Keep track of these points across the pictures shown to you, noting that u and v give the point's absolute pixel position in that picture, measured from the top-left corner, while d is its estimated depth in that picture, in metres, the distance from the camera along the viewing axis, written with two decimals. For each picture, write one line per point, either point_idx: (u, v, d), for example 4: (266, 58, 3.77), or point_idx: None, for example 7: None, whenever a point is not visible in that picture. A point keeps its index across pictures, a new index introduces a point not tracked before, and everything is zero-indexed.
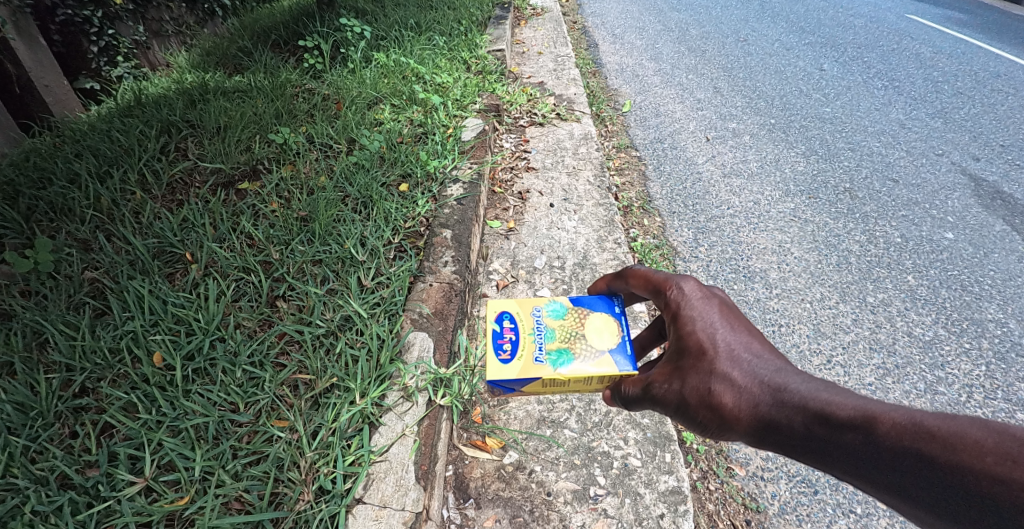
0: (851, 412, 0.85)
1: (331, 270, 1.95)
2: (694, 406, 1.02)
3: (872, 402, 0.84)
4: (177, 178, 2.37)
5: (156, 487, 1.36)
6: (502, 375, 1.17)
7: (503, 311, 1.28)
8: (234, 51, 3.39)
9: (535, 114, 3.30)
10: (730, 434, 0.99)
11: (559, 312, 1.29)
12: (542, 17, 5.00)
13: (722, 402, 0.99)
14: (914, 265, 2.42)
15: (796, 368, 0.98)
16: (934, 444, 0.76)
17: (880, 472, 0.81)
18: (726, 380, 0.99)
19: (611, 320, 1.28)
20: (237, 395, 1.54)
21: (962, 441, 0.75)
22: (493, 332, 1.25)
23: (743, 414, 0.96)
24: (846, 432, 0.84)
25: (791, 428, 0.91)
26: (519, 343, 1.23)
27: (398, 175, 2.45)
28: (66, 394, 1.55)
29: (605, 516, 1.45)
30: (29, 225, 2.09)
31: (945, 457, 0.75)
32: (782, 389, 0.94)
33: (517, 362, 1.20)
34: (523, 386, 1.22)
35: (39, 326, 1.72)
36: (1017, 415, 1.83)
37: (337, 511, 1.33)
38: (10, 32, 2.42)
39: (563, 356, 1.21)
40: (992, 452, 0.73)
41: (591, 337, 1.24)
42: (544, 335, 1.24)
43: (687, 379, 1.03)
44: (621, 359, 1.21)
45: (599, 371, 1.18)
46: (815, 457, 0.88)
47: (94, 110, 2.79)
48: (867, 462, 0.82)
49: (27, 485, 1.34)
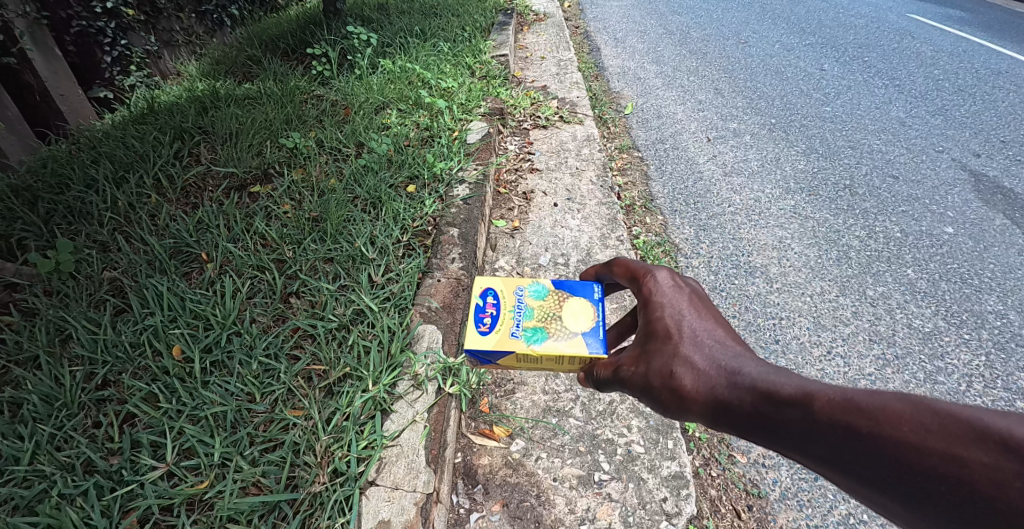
0: (793, 390, 0.86)
1: (342, 267, 2.01)
2: (656, 388, 1.02)
3: (813, 381, 0.86)
4: (191, 182, 2.45)
5: (177, 472, 1.42)
6: (480, 345, 1.24)
7: (488, 288, 1.35)
8: (244, 59, 3.48)
9: (539, 117, 3.37)
10: (688, 415, 0.99)
11: (540, 293, 1.36)
12: (544, 22, 5.08)
13: (682, 384, 0.98)
14: (914, 259, 2.46)
15: (752, 353, 0.98)
16: (861, 417, 0.78)
17: (817, 446, 0.82)
18: (688, 363, 0.99)
19: (588, 305, 1.32)
20: (253, 386, 1.60)
21: (884, 413, 0.76)
22: (476, 306, 1.32)
23: (701, 396, 0.96)
24: (789, 409, 0.85)
25: (742, 409, 0.91)
26: (498, 318, 1.30)
27: (405, 177, 2.52)
28: (89, 386, 1.61)
29: (609, 500, 1.49)
30: (49, 228, 2.17)
31: (871, 430, 0.77)
32: (737, 372, 0.94)
33: (494, 334, 1.27)
34: (499, 359, 1.29)
35: (61, 322, 1.79)
36: (1017, 403, 1.86)
37: (351, 493, 1.38)
38: (28, 44, 2.52)
39: (537, 333, 1.27)
40: (910, 423, 0.74)
41: (566, 320, 1.29)
42: (523, 313, 1.31)
43: (652, 362, 1.03)
44: (592, 342, 1.25)
45: (571, 350, 1.23)
46: (761, 435, 0.89)
47: (108, 118, 2.87)
48: (807, 437, 0.83)
49: (54, 471, 1.41)
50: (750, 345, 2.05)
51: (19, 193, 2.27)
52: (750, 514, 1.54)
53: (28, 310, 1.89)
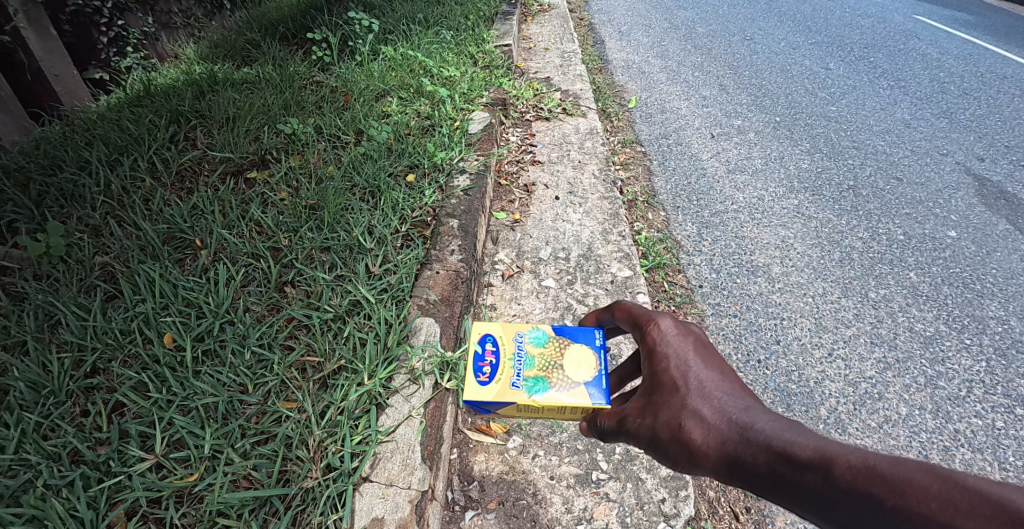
0: (811, 452, 0.83)
1: (339, 257, 1.97)
2: (666, 441, 0.98)
3: (831, 443, 0.82)
4: (186, 166, 2.39)
5: (166, 464, 1.39)
6: (479, 397, 1.20)
7: (487, 334, 1.31)
8: (243, 43, 3.41)
9: (541, 109, 3.32)
10: (699, 470, 0.95)
11: (541, 340, 1.31)
12: (548, 13, 5.01)
13: (692, 438, 0.95)
14: (916, 262, 2.44)
15: (764, 406, 0.95)
16: (885, 488, 0.74)
17: (838, 513, 0.79)
18: (697, 416, 0.96)
19: (590, 353, 1.27)
20: (246, 376, 1.57)
21: (908, 486, 0.73)
22: (474, 354, 1.27)
23: (712, 451, 0.92)
24: (806, 472, 0.82)
25: (755, 467, 0.88)
26: (498, 367, 1.25)
27: (404, 166, 2.46)
28: (78, 373, 1.57)
29: (607, 500, 1.47)
30: (41, 211, 2.12)
31: (894, 501, 0.73)
32: (748, 427, 0.91)
33: (495, 385, 1.22)
34: (499, 409, 1.24)
35: (50, 308, 1.74)
36: (1017, 411, 1.84)
37: (344, 489, 1.36)
38: (23, 22, 2.44)
39: (539, 384, 1.22)
40: (936, 498, 0.71)
41: (568, 368, 1.25)
42: (524, 362, 1.26)
43: (659, 414, 1.00)
44: (594, 392, 1.20)
45: (573, 401, 1.19)
46: (776, 496, 0.86)
47: (104, 100, 2.80)
48: (824, 503, 0.80)
49: (39, 461, 1.37)
50: (751, 345, 2.03)
51: (11, 174, 2.21)
52: (748, 516, 1.52)
53: (18, 293, 1.85)
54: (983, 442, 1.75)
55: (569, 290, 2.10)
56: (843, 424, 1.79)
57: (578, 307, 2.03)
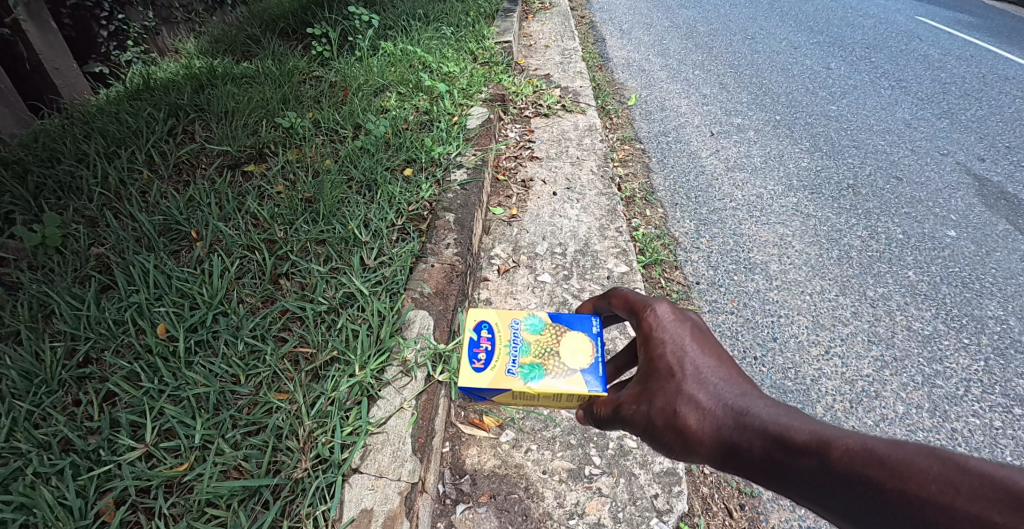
0: (808, 436, 0.82)
1: (335, 250, 1.96)
2: (660, 428, 0.97)
3: (828, 427, 0.82)
4: (184, 159, 2.38)
5: (156, 454, 1.39)
6: (473, 383, 1.19)
7: (482, 321, 1.30)
8: (243, 38, 3.40)
9: (540, 106, 3.31)
10: (694, 457, 0.94)
11: (537, 327, 1.30)
12: (549, 11, 4.99)
13: (687, 424, 0.94)
14: (915, 261, 2.42)
15: (760, 391, 0.94)
16: (882, 472, 0.74)
17: (834, 499, 0.78)
18: (692, 402, 0.95)
19: (587, 340, 1.27)
20: (238, 367, 1.56)
21: (907, 468, 0.72)
22: (470, 341, 1.26)
23: (707, 438, 0.91)
24: (803, 457, 0.81)
25: (751, 453, 0.87)
26: (493, 354, 1.24)
27: (402, 160, 2.45)
28: (70, 363, 1.56)
29: (599, 495, 1.46)
30: (37, 203, 2.11)
31: (892, 485, 0.73)
32: (744, 412, 0.90)
33: (489, 371, 1.21)
34: (494, 396, 1.23)
35: (44, 298, 1.73)
36: (1014, 410, 1.83)
37: (334, 480, 1.35)
38: (23, 15, 2.43)
39: (534, 371, 1.21)
40: (935, 480, 0.70)
41: (564, 356, 1.24)
42: (519, 348, 1.26)
43: (654, 401, 0.98)
44: (591, 380, 1.19)
45: (569, 388, 1.18)
46: (772, 482, 0.85)
47: (103, 93, 2.79)
48: (821, 488, 0.80)
49: (29, 449, 1.36)
50: (748, 342, 2.02)
51: (8, 165, 2.20)
52: (742, 513, 1.51)
53: (12, 283, 1.84)
54: (980, 442, 1.74)
55: (564, 285, 2.09)
56: (840, 422, 1.77)
57: (574, 302, 2.03)
